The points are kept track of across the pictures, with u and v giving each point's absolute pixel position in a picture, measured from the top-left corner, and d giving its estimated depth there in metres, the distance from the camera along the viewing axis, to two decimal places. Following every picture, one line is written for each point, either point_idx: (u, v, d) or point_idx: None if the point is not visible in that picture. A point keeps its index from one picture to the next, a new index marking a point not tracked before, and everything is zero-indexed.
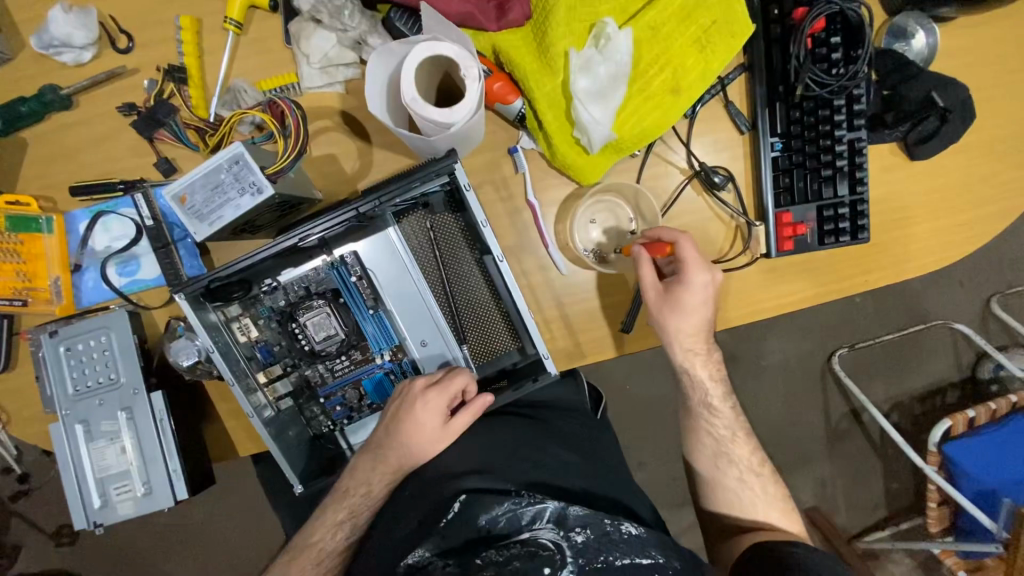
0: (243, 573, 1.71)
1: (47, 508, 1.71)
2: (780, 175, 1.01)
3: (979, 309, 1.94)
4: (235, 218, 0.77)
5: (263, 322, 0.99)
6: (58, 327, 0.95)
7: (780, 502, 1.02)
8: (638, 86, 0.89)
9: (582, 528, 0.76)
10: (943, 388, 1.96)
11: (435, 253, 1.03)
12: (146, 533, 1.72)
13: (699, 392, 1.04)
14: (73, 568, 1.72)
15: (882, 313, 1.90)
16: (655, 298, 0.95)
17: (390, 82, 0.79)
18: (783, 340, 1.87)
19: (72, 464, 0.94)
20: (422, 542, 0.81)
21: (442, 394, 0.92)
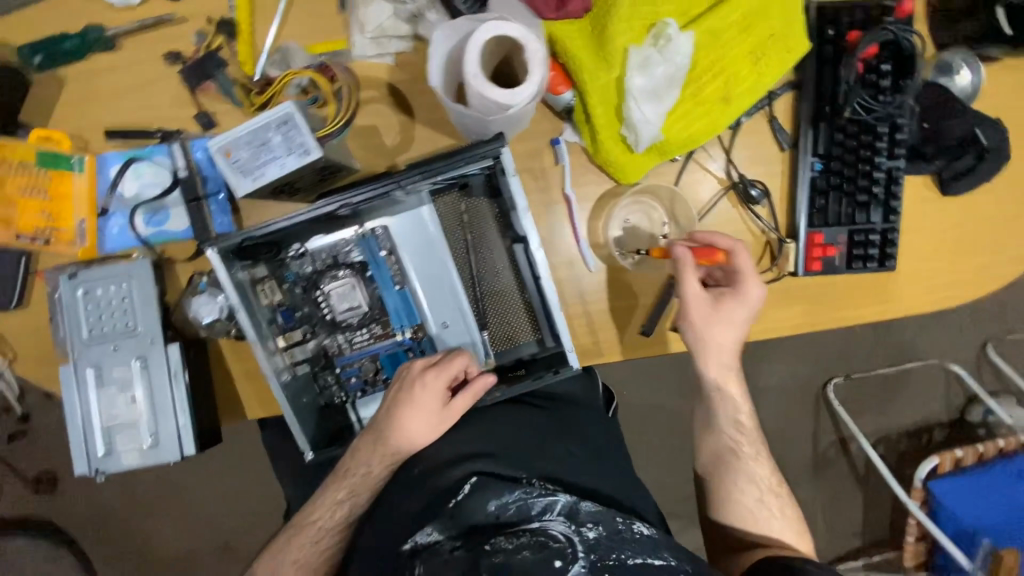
0: (223, 537, 1.71)
1: (29, 456, 1.69)
2: (817, 195, 1.00)
3: (975, 353, 1.96)
4: (278, 177, 0.76)
5: (286, 287, 0.98)
6: (78, 271, 0.94)
7: (794, 521, 1.03)
8: (690, 91, 0.89)
9: (594, 524, 0.77)
10: (930, 426, 1.98)
11: (465, 237, 1.01)
12: (129, 490, 1.71)
13: (726, 406, 1.05)
14: (54, 517, 1.72)
15: (878, 346, 1.92)
16: (700, 308, 0.95)
17: (449, 56, 0.78)
18: (781, 363, 1.88)
19: (79, 409, 0.92)
20: (431, 521, 0.81)
21: (440, 374, 0.91)
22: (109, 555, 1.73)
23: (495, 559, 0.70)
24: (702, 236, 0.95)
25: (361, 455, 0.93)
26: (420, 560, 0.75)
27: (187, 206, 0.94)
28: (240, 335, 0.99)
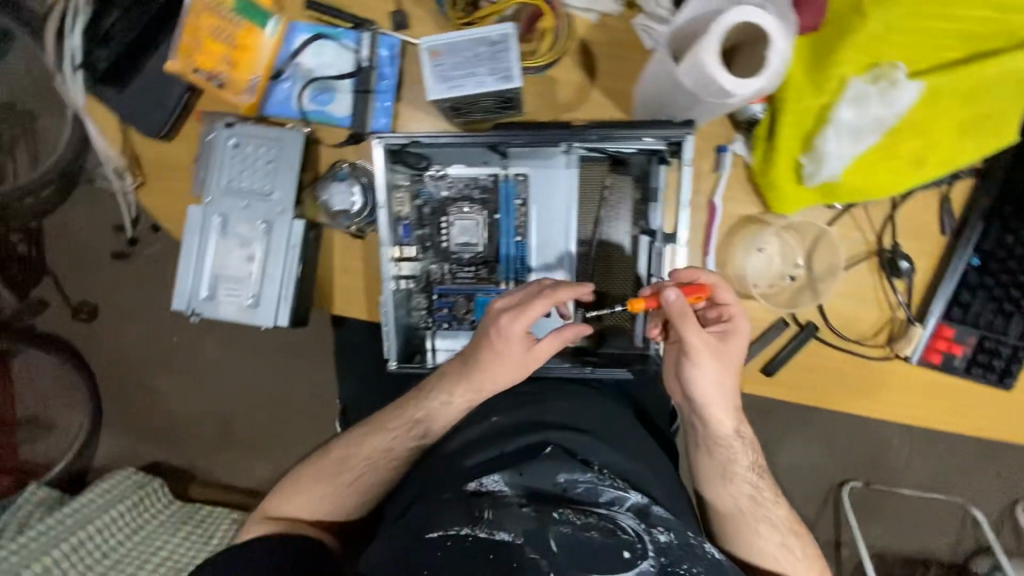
0: (230, 415, 1.79)
1: (88, 281, 1.82)
2: (963, 289, 0.97)
3: (999, 507, 1.74)
4: (474, 94, 0.76)
5: (417, 202, 0.99)
6: (235, 121, 0.96)
7: (821, 568, 0.97)
8: (887, 143, 0.85)
9: (664, 529, 0.77)
10: (929, 560, 1.78)
11: (597, 211, 1.00)
12: (161, 342, 1.81)
13: (741, 449, 0.98)
14: (91, 343, 1.84)
15: (911, 466, 1.74)
16: (709, 355, 0.89)
17: (675, 30, 0.74)
18: (802, 446, 1.74)
19: (196, 250, 0.96)
20: (500, 470, 0.83)
21: (519, 320, 0.87)
22: (135, 396, 1.83)
23: (565, 529, 0.71)
24: (686, 274, 0.88)
25: (444, 380, 0.98)
26: (487, 504, 0.77)
27: (355, 95, 0.96)
28: (358, 232, 1.00)
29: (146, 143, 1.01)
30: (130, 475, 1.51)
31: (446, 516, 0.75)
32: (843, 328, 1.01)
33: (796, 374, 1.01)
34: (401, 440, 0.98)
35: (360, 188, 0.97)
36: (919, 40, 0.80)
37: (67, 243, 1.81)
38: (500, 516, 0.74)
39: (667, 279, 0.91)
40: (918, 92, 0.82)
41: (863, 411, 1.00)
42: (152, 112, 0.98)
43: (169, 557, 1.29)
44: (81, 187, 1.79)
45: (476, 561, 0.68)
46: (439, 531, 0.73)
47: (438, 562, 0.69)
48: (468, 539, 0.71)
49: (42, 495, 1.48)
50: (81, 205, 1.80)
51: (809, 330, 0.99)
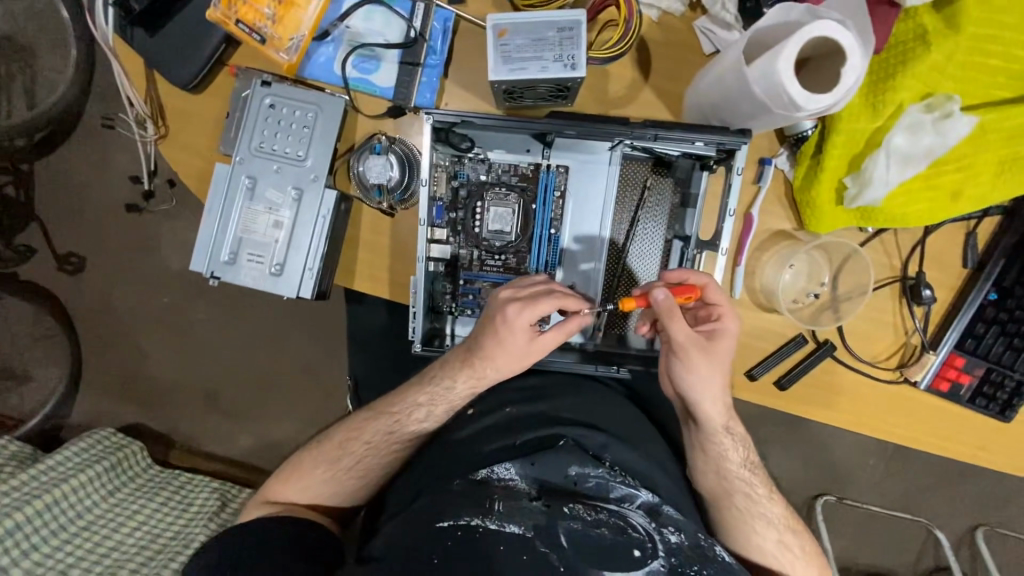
0: (215, 381, 1.74)
1: (76, 232, 1.74)
2: (977, 322, 1.00)
3: (962, 530, 1.76)
4: (537, 78, 0.75)
5: (454, 183, 0.97)
6: (273, 81, 0.93)
7: (817, 562, 0.97)
8: (932, 172, 0.87)
9: (675, 529, 0.75)
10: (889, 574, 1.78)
11: (634, 211, 0.98)
12: (149, 302, 1.74)
13: (735, 449, 0.95)
14: (74, 297, 1.76)
15: (884, 484, 1.74)
16: (696, 354, 0.86)
17: (753, 35, 0.74)
18: (783, 458, 1.73)
19: (220, 210, 0.93)
20: (511, 459, 0.81)
21: (526, 310, 0.82)
22: (120, 356, 1.76)
23: (576, 525, 0.70)
24: (675, 275, 0.87)
25: (448, 365, 0.91)
26: (497, 494, 0.75)
27: (402, 66, 0.93)
28: (388, 209, 0.96)
29: (172, 94, 0.96)
30: (108, 434, 1.45)
31: (455, 504, 0.73)
32: (859, 349, 1.03)
33: (807, 389, 1.03)
34: (411, 427, 0.94)
35: (397, 161, 0.95)
36: (973, 76, 0.83)
37: (57, 190, 1.73)
38: (510, 508, 0.72)
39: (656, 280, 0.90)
40: (969, 127, 0.84)
41: (867, 429, 1.03)
42: (181, 61, 0.93)
43: (146, 522, 1.27)
44: (79, 133, 1.70)
45: (486, 554, 0.67)
46: (450, 520, 0.71)
47: (448, 553, 0.68)
48: (478, 530, 0.69)
49: (14, 450, 1.41)
50: (77, 152, 1.71)
51: (825, 348, 1.01)
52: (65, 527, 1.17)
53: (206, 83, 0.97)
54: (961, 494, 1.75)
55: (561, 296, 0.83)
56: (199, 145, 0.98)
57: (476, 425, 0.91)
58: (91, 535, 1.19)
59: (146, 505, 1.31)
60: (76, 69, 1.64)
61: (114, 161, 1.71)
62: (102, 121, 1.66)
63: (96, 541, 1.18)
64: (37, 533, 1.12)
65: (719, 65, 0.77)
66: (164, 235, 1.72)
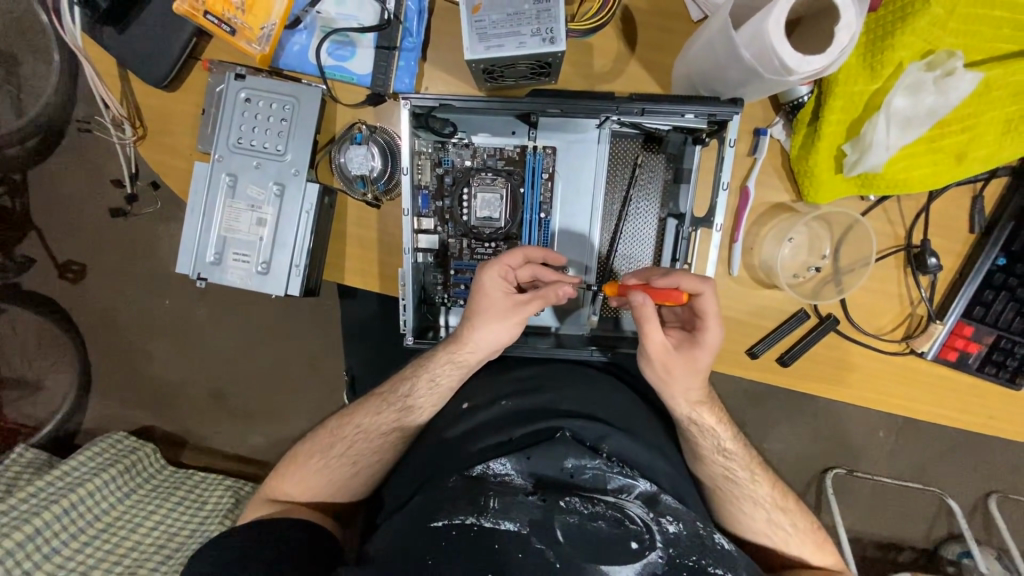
0: (220, 380, 1.75)
1: (72, 240, 1.74)
2: (987, 289, 0.96)
3: (974, 497, 1.75)
4: (515, 55, 0.71)
5: (438, 170, 0.94)
6: (247, 74, 0.91)
7: (812, 539, 0.96)
8: (933, 135, 0.83)
9: (674, 520, 0.75)
10: (901, 543, 1.77)
11: (626, 190, 0.95)
12: (149, 306, 1.75)
13: (708, 438, 0.94)
14: (74, 304, 1.76)
15: (894, 455, 1.73)
16: (665, 358, 0.87)
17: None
18: (791, 432, 1.72)
19: (202, 209, 0.91)
20: (507, 454, 0.79)
21: (495, 268, 0.85)
22: (126, 361, 1.77)
23: (572, 521, 0.71)
24: (665, 281, 0.81)
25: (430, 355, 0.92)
26: (492, 490, 0.74)
27: (378, 51, 0.89)
28: (373, 201, 0.94)
29: (151, 94, 0.95)
30: (123, 438, 1.47)
31: (449, 502, 0.73)
32: (864, 322, 1.01)
33: (811, 365, 1.01)
34: (413, 417, 0.95)
35: (378, 152, 0.92)
36: (979, 28, 0.77)
37: (49, 198, 1.73)
38: (506, 504, 0.72)
39: (651, 273, 0.86)
40: (975, 83, 0.79)
41: (875, 404, 1.02)
42: (152, 59, 0.90)
43: (162, 522, 1.28)
44: (67, 140, 1.69)
45: (482, 553, 0.68)
46: (445, 519, 0.71)
47: (444, 554, 0.69)
48: (473, 528, 0.70)
49: (30, 457, 1.43)
50: (68, 159, 1.71)
51: (829, 322, 0.98)
52: (84, 530, 1.19)
53: (180, 81, 0.95)
54: (974, 460, 1.74)
55: (540, 254, 0.87)
56: (182, 144, 0.97)
57: (473, 417, 0.90)
58: (110, 538, 1.21)
59: (162, 505, 1.33)
60: (58, 75, 1.62)
61: (105, 167, 1.70)
62: (74, 124, 1.64)
63: (115, 543, 1.21)
64: (58, 537, 1.15)
65: (705, 31, 0.73)
66: (159, 239, 1.72)
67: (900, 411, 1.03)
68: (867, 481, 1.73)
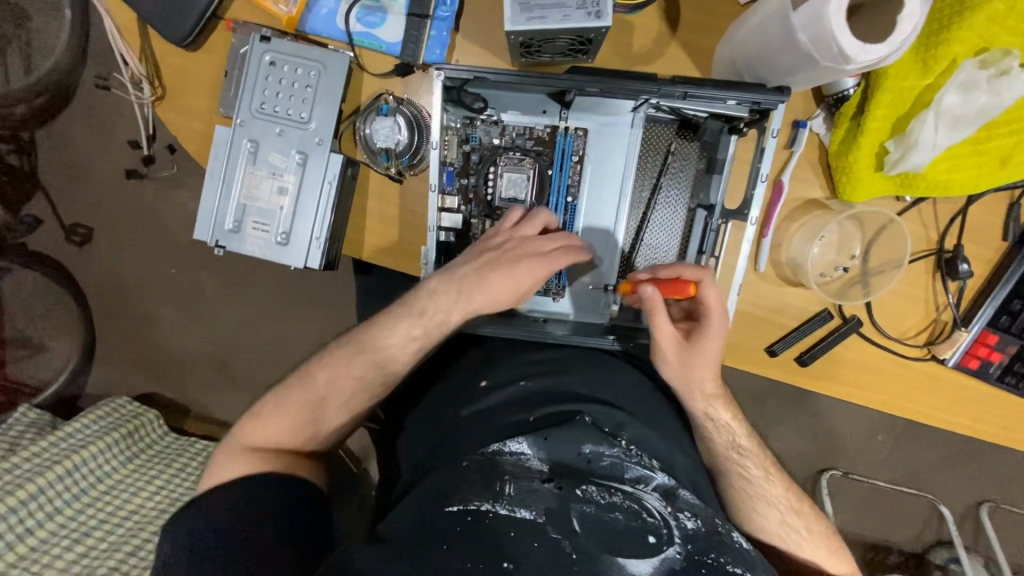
0: (224, 351, 1.75)
1: (79, 201, 1.72)
2: (1016, 298, 0.94)
3: (966, 505, 1.76)
4: (557, 28, 0.68)
5: (465, 147, 0.91)
6: (273, 36, 0.88)
7: (825, 544, 0.95)
8: (980, 136, 0.80)
9: (691, 515, 0.75)
10: (891, 546, 1.79)
11: (656, 178, 0.93)
12: (155, 272, 1.73)
13: (722, 433, 0.95)
14: (78, 266, 1.75)
15: (890, 459, 1.74)
16: (675, 349, 0.88)
17: None
18: (790, 431, 1.72)
19: (222, 175, 0.89)
20: (525, 434, 0.79)
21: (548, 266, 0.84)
22: (131, 326, 1.76)
23: (591, 509, 0.70)
24: (668, 271, 0.85)
25: (438, 296, 0.87)
26: (508, 475, 0.74)
27: (410, 19, 0.86)
28: (396, 175, 0.91)
29: (171, 52, 0.92)
30: (126, 402, 1.46)
31: (465, 485, 0.73)
32: (886, 325, 0.99)
33: (829, 367, 1.00)
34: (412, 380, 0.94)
35: (405, 123, 0.89)
36: None
37: (58, 158, 1.70)
38: (522, 491, 0.72)
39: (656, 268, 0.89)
40: None
41: (891, 408, 1.01)
42: (174, 15, 0.87)
43: (164, 486, 1.30)
44: (79, 98, 1.66)
45: (499, 537, 0.67)
46: (460, 504, 0.71)
47: (459, 538, 0.68)
48: (488, 514, 0.69)
49: (34, 417, 1.43)
50: (79, 118, 1.68)
51: (853, 323, 0.96)
52: (86, 492, 1.21)
53: (203, 40, 0.92)
54: (970, 469, 1.74)
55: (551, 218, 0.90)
56: (202, 107, 0.94)
57: (491, 396, 0.89)
58: (110, 501, 1.23)
59: (163, 471, 1.34)
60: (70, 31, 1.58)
61: (116, 128, 1.67)
62: (94, 82, 1.59)
63: (115, 507, 1.22)
64: (59, 498, 1.17)
65: (758, 13, 0.70)
66: (170, 205, 1.70)
67: (915, 418, 1.02)
68: (862, 484, 1.74)
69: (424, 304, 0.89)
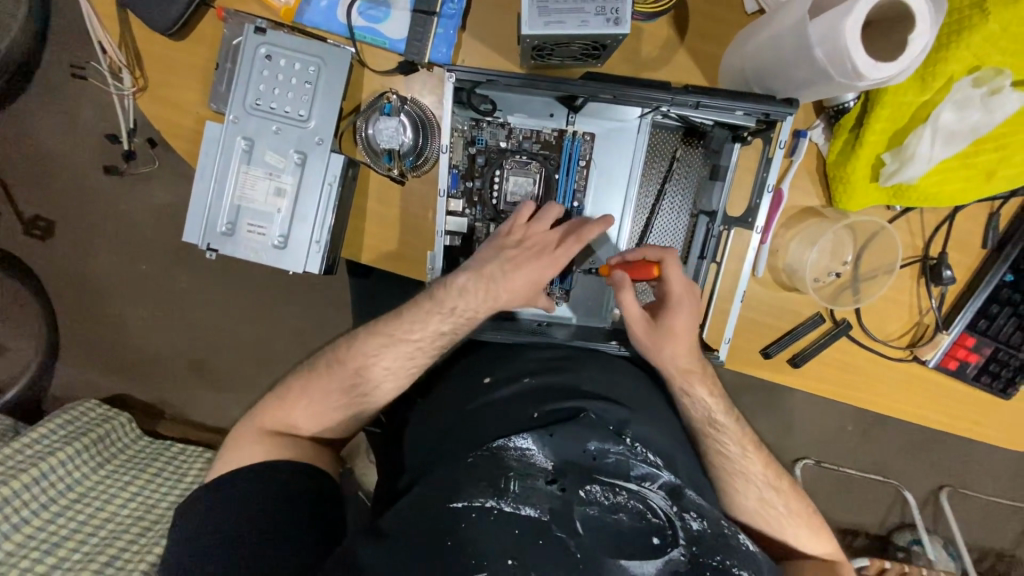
0: (202, 351, 1.68)
1: (39, 191, 1.61)
2: (993, 303, 0.99)
3: (927, 491, 1.87)
4: (575, 35, 0.67)
5: (471, 149, 0.90)
6: (269, 27, 0.83)
7: (805, 521, 0.98)
8: (971, 151, 0.83)
9: (697, 516, 0.74)
10: (858, 531, 1.89)
11: (661, 184, 0.93)
12: (126, 268, 1.64)
13: (698, 409, 0.95)
14: (38, 261, 1.64)
15: (861, 449, 1.83)
16: (645, 327, 0.89)
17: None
18: (769, 424, 1.79)
19: (214, 175, 0.85)
20: (530, 430, 0.79)
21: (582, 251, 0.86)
22: (100, 325, 1.67)
23: (592, 512, 0.70)
24: (631, 254, 0.87)
25: (468, 295, 0.84)
26: (513, 474, 0.73)
27: (415, 15, 0.83)
28: (398, 176, 0.88)
29: (155, 40, 0.86)
30: (94, 406, 1.37)
31: (469, 482, 0.72)
32: (874, 329, 1.03)
33: (820, 367, 1.04)
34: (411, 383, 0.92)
35: (410, 123, 0.87)
36: None
37: (15, 145, 1.58)
38: (527, 490, 0.71)
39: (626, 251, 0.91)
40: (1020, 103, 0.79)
41: (876, 404, 1.05)
42: (159, 2, 0.81)
43: (140, 493, 1.24)
44: (39, 81, 1.55)
45: (503, 537, 0.67)
46: (465, 501, 0.69)
47: (463, 535, 0.67)
48: (493, 511, 0.69)
49: None
50: (39, 102, 1.56)
51: (844, 327, 1.00)
52: (55, 500, 1.14)
53: (189, 29, 0.86)
54: (932, 457, 1.85)
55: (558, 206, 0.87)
56: (187, 99, 0.88)
57: (500, 391, 0.89)
58: (81, 510, 1.16)
59: (139, 475, 1.27)
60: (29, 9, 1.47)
61: (80, 114, 1.57)
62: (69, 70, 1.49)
63: (88, 515, 1.16)
64: (29, 506, 1.10)
65: (774, 27, 0.71)
66: (142, 198, 1.61)
67: (896, 415, 1.07)
68: (834, 473, 1.83)
69: (454, 302, 0.86)
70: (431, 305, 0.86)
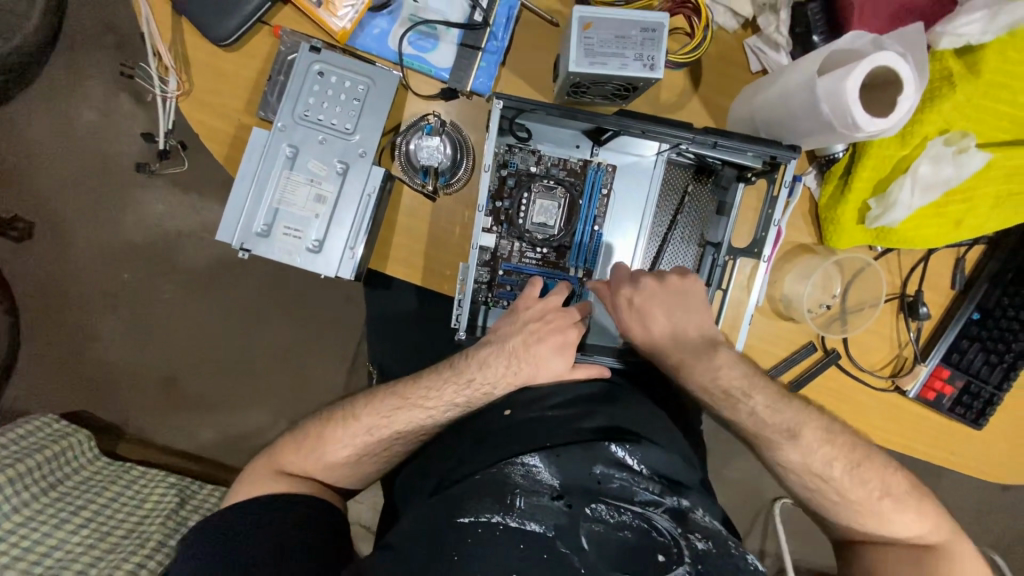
0: (181, 364, 1.61)
1: (24, 192, 1.56)
2: (963, 339, 1.10)
3: None
4: (616, 74, 0.76)
5: (503, 171, 0.96)
6: (323, 47, 0.89)
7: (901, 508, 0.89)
8: (944, 200, 0.95)
9: (704, 538, 0.73)
10: None
11: (673, 216, 1.00)
12: (107, 275, 1.59)
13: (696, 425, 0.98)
14: (11, 262, 1.57)
15: None
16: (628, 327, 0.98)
17: (824, 60, 0.78)
18: None
19: (256, 177, 0.87)
20: (537, 451, 0.81)
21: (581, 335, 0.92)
22: (70, 333, 1.58)
23: (597, 528, 0.70)
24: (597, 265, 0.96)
25: (489, 368, 0.89)
26: (518, 490, 0.74)
27: (462, 48, 0.91)
28: (431, 193, 0.93)
29: (207, 50, 0.90)
30: (52, 421, 1.32)
31: (475, 499, 0.73)
32: (860, 358, 1.11)
33: (811, 394, 1.10)
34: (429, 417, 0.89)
35: (449, 142, 0.93)
36: (987, 117, 0.91)
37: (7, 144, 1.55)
38: (532, 506, 0.72)
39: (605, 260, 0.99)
40: (984, 162, 0.92)
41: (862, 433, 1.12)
42: (219, 16, 0.87)
43: (95, 518, 1.14)
44: (44, 82, 1.54)
45: (508, 552, 0.67)
46: (471, 516, 0.70)
47: (469, 549, 0.67)
48: (499, 527, 0.69)
49: None
50: (41, 103, 1.55)
51: (833, 356, 1.08)
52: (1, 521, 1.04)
53: (243, 43, 0.91)
54: None
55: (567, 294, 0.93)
56: (228, 107, 0.92)
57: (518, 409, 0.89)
58: (26, 534, 1.04)
59: (95, 499, 1.19)
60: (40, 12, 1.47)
61: (83, 115, 1.55)
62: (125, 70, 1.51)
63: (34, 541, 1.05)
64: None
65: (782, 83, 0.82)
66: (138, 201, 1.58)
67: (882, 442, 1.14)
68: None
69: (473, 373, 0.89)
70: (450, 373, 0.90)
